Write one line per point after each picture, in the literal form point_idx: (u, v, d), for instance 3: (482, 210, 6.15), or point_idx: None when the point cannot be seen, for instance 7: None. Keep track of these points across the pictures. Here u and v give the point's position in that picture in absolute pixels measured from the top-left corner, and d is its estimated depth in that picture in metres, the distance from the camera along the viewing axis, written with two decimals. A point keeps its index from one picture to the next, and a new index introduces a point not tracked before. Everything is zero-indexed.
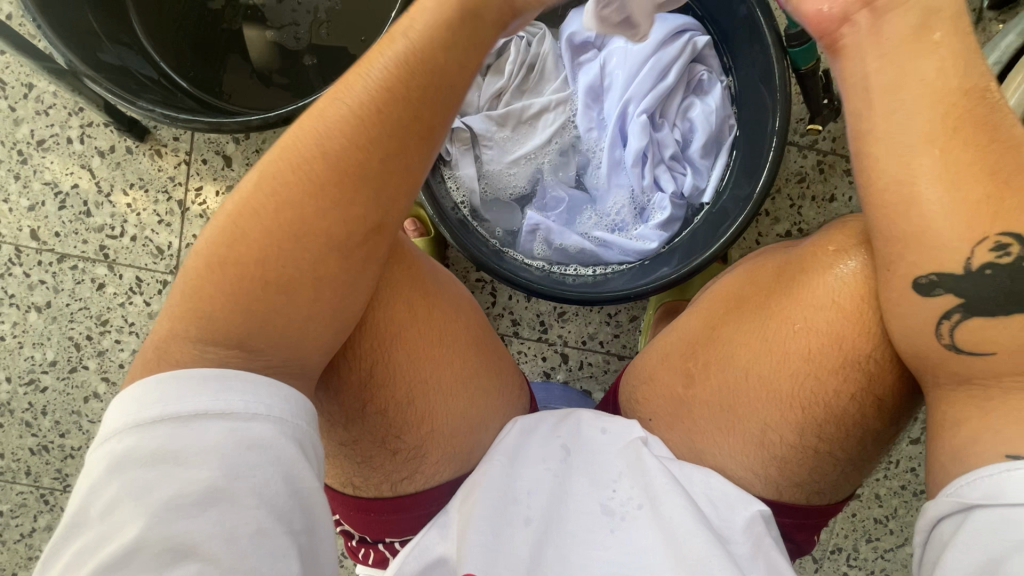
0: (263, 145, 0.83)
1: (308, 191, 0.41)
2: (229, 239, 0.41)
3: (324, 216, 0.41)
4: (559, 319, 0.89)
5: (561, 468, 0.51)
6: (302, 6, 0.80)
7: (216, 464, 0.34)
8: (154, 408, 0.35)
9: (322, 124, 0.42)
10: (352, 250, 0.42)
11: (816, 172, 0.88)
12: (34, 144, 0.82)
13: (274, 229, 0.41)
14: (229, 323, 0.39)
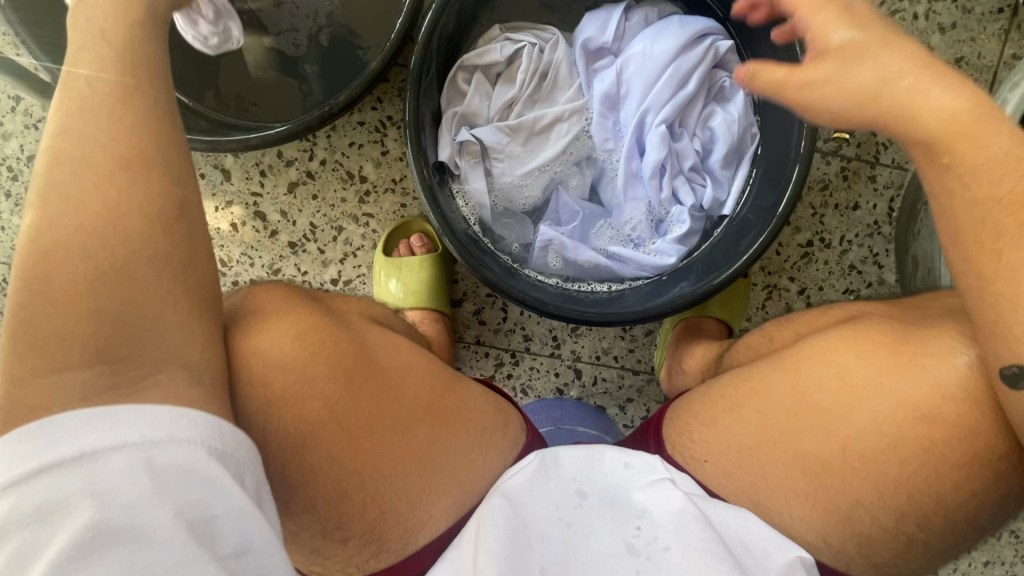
0: (263, 159, 0.80)
1: (118, 211, 0.36)
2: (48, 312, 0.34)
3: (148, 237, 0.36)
4: (573, 334, 0.86)
5: (577, 511, 0.48)
6: (300, 10, 0.76)
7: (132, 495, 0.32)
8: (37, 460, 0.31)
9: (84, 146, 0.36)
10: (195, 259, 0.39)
11: (840, 180, 0.84)
12: (25, 160, 0.78)
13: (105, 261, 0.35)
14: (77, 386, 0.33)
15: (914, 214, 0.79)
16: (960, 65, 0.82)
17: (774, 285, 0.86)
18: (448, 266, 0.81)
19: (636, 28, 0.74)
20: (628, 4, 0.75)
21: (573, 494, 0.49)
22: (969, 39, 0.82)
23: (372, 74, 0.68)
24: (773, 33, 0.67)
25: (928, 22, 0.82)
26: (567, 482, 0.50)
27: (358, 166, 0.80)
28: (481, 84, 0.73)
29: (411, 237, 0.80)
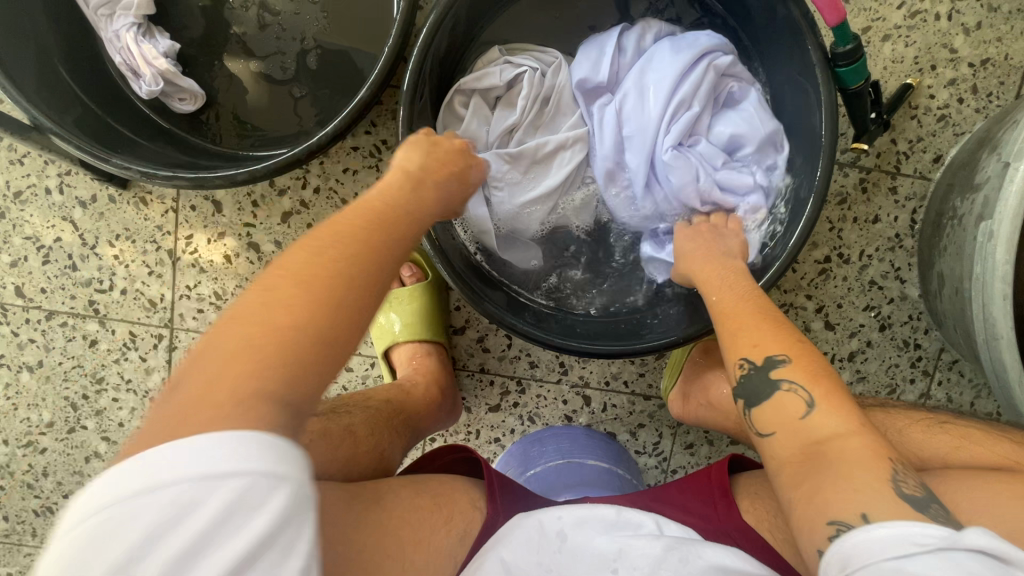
0: (254, 189, 0.77)
1: (308, 317, 0.34)
2: (210, 408, 0.31)
3: (297, 341, 0.33)
4: (580, 359, 0.83)
5: (554, 556, 0.51)
6: (286, 33, 0.72)
7: (198, 523, 0.28)
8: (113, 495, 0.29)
9: (304, 256, 0.37)
10: (308, 360, 0.33)
11: (858, 191, 0.80)
12: (12, 197, 0.76)
13: (219, 363, 0.33)
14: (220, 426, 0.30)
15: (938, 228, 0.75)
16: (985, 68, 0.78)
17: (790, 304, 0.83)
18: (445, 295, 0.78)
19: (630, 61, 0.71)
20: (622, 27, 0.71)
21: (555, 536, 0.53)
22: (996, 39, 0.77)
23: (362, 101, 0.64)
24: (788, 37, 0.63)
25: (951, 23, 0.77)
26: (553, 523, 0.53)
27: (353, 193, 0.77)
28: (479, 112, 0.70)
29: (402, 267, 0.78)
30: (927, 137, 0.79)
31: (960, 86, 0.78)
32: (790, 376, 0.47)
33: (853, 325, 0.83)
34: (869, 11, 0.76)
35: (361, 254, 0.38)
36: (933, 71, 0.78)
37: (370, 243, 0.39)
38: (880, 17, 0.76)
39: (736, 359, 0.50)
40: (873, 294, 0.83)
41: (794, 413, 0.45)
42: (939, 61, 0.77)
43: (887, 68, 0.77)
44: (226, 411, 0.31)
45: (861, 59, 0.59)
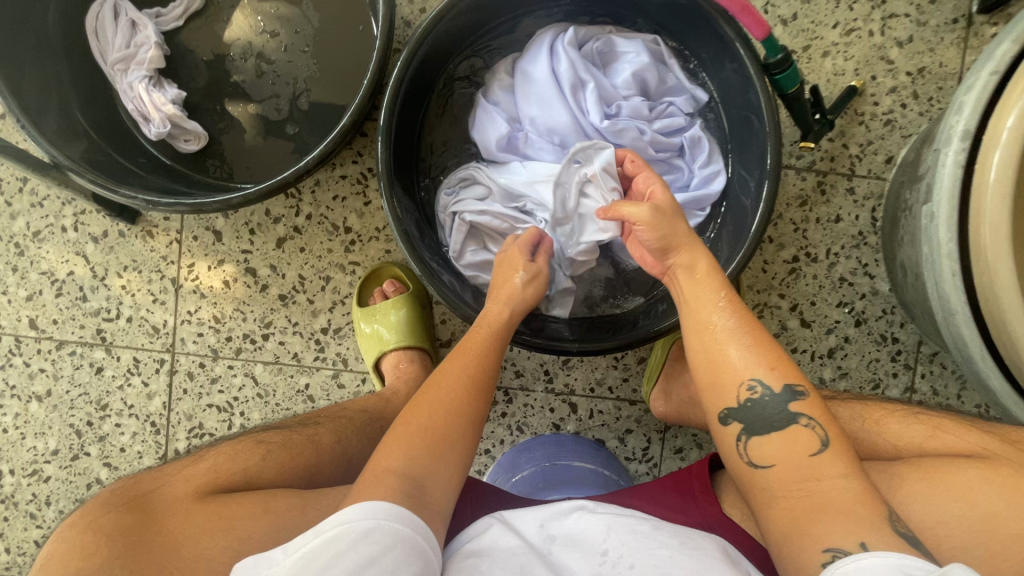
0: (251, 218, 0.83)
1: (432, 438, 0.52)
2: (377, 468, 0.49)
3: (420, 456, 0.50)
4: (564, 367, 0.85)
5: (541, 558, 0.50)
6: (281, 78, 0.80)
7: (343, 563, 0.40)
8: (351, 522, 0.42)
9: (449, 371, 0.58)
10: (422, 481, 0.48)
11: (817, 194, 0.84)
12: (31, 236, 0.83)
13: (397, 453, 0.50)
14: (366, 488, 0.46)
15: (896, 223, 0.79)
16: (922, 76, 0.84)
17: (764, 303, 0.85)
18: (425, 307, 0.82)
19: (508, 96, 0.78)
20: (482, 92, 0.79)
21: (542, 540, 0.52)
22: (929, 50, 0.84)
23: (344, 130, 0.71)
24: (720, 45, 0.69)
25: (885, 38, 0.84)
26: (535, 529, 0.52)
27: (343, 217, 0.83)
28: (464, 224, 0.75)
29: (384, 284, 0.82)
30: (877, 140, 0.84)
31: (901, 93, 0.84)
32: (805, 411, 0.50)
33: (829, 321, 0.86)
34: (807, 31, 0.83)
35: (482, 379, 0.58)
36: (874, 81, 0.84)
37: (489, 364, 0.60)
38: (818, 37, 0.83)
39: (745, 381, 0.52)
40: (845, 291, 0.86)
41: (803, 450, 0.49)
42: (878, 72, 0.84)
43: (830, 81, 0.84)
44: (373, 478, 0.47)
45: (790, 66, 0.66)
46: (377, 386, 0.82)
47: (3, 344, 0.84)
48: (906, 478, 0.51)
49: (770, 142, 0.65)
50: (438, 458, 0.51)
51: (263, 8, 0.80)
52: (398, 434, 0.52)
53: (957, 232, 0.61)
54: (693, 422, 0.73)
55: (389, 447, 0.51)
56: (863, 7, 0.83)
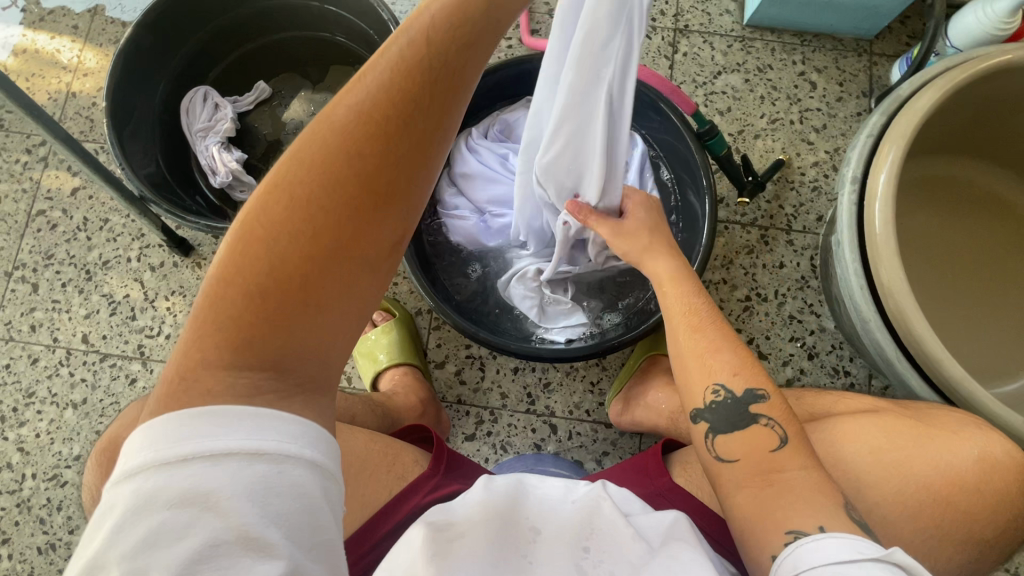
0: None
1: (289, 274, 0.39)
2: (208, 339, 0.38)
3: (273, 305, 0.38)
4: (545, 390, 0.94)
5: (527, 544, 0.54)
6: None
7: (204, 493, 0.33)
8: (183, 447, 0.34)
9: (309, 164, 0.40)
10: (281, 341, 0.38)
11: (761, 244, 0.99)
12: (101, 265, 0.99)
13: (238, 305, 0.38)
14: (191, 367, 0.37)
15: (828, 264, 0.92)
16: (838, 153, 1.03)
17: None
18: (412, 323, 0.96)
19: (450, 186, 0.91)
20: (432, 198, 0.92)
21: (528, 529, 0.55)
22: (841, 134, 1.04)
23: None
24: (654, 114, 0.87)
25: (804, 125, 1.04)
26: (523, 521, 0.56)
27: None
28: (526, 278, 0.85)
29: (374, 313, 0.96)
30: (807, 202, 1.01)
31: (822, 166, 1.03)
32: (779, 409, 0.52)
33: (784, 354, 0.95)
34: (740, 120, 1.05)
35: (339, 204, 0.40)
36: (799, 156, 1.03)
37: (349, 174, 0.40)
38: (749, 124, 1.05)
39: (709, 384, 0.53)
40: (795, 327, 0.96)
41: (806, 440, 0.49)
42: (802, 149, 1.03)
43: (762, 156, 1.03)
44: (205, 351, 0.38)
45: (717, 134, 0.85)
46: (367, 384, 0.94)
47: (55, 355, 0.96)
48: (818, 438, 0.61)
49: (704, 185, 0.81)
50: (292, 316, 0.39)
51: (315, 98, 1.04)
52: (236, 271, 0.38)
53: (858, 255, 0.75)
54: (646, 429, 0.86)
55: (221, 299, 0.38)
56: (783, 103, 1.05)
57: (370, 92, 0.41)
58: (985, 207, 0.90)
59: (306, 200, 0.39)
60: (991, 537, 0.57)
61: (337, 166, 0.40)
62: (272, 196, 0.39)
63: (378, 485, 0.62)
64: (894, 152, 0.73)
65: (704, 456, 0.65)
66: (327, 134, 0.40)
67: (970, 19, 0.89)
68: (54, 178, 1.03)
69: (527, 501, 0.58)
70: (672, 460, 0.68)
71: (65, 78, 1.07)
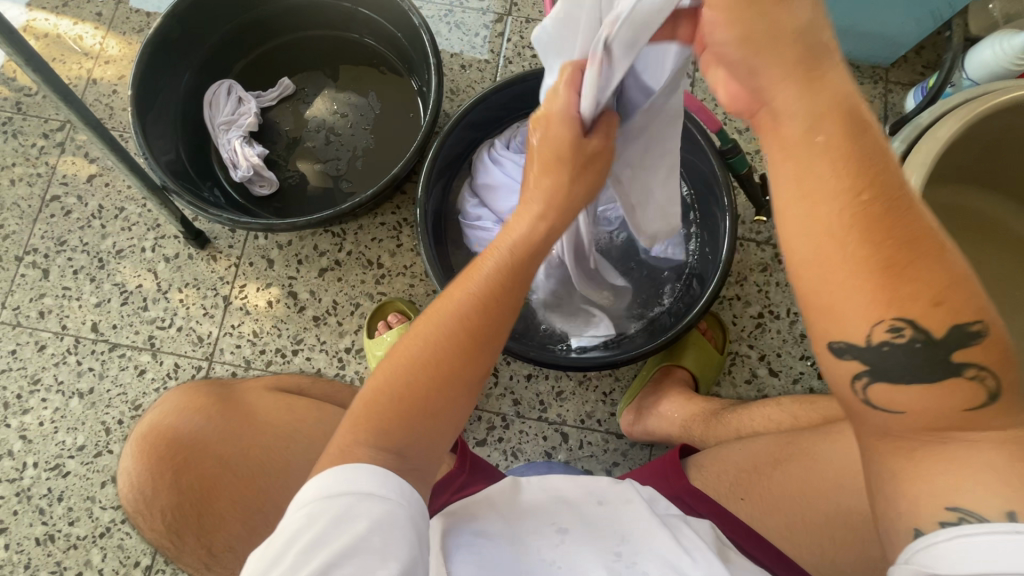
0: (301, 251, 0.99)
1: (423, 389, 0.46)
2: (354, 427, 0.45)
3: (407, 410, 0.45)
4: (558, 398, 0.94)
5: (556, 546, 0.53)
6: (344, 146, 1.02)
7: (347, 527, 0.39)
8: (342, 486, 0.42)
9: (461, 300, 0.48)
10: (404, 440, 0.45)
11: (776, 262, 1.01)
12: (114, 253, 0.98)
13: (383, 404, 0.45)
14: (344, 441, 0.44)
15: None
16: None
17: (735, 353, 0.98)
18: None
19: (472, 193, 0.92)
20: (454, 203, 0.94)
21: (554, 530, 0.55)
22: None
23: (391, 179, 0.89)
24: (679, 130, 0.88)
25: None
26: (547, 522, 0.56)
27: (378, 255, 0.99)
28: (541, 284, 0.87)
29: (389, 316, 0.94)
30: None
31: None
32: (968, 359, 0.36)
33: (795, 372, 0.96)
34: (758, 140, 1.06)
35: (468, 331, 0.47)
36: None
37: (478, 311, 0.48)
38: None
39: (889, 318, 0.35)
40: (806, 346, 0.97)
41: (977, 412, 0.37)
42: None
43: None
44: (354, 431, 0.45)
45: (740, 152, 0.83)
46: None
47: (63, 343, 0.95)
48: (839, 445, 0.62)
49: (726, 203, 0.82)
50: (416, 423, 0.45)
51: (338, 96, 1.04)
52: (389, 378, 0.46)
53: None
54: (659, 438, 0.87)
55: (372, 396, 0.46)
56: None
57: (508, 251, 0.50)
58: (995, 236, 0.92)
59: (441, 332, 0.47)
60: None
61: (470, 305, 0.48)
62: (428, 320, 0.48)
63: None
64: (915, 178, 0.74)
65: (718, 460, 0.67)
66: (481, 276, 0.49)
67: (986, 54, 0.91)
68: (70, 164, 1.02)
69: (549, 501, 0.58)
70: (694, 469, 0.68)
71: (86, 64, 1.07)
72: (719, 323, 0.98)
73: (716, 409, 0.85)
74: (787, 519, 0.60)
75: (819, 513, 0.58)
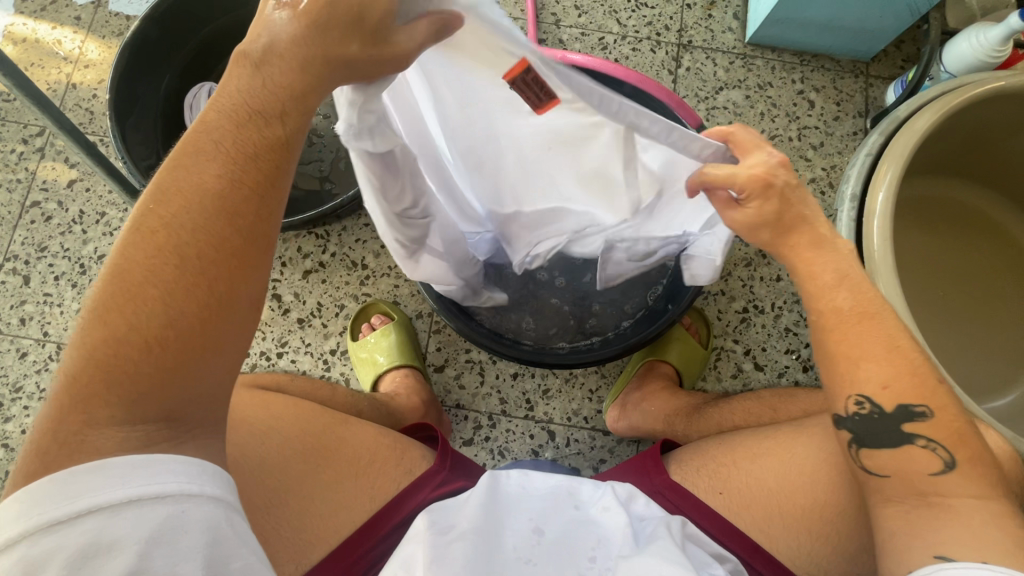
0: (284, 254, 0.98)
1: (168, 327, 0.39)
2: (75, 399, 0.37)
3: (151, 358, 0.38)
4: (544, 396, 0.94)
5: (536, 548, 0.55)
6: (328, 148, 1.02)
7: (110, 545, 0.35)
8: (74, 504, 0.35)
9: (176, 213, 0.40)
10: (159, 390, 0.38)
11: (760, 257, 1.01)
12: (96, 259, 0.98)
13: (105, 360, 0.37)
14: (61, 426, 0.37)
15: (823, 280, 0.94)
16: (834, 171, 1.05)
17: (721, 348, 0.98)
18: (410, 326, 0.96)
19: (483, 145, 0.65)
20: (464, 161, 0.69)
21: (531, 533, 0.56)
22: (837, 153, 1.06)
23: None
24: None
25: (803, 143, 1.07)
26: (525, 525, 0.56)
27: (362, 256, 0.99)
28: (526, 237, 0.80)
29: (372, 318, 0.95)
30: None
31: (819, 183, 1.05)
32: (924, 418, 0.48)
33: (780, 366, 0.97)
34: None
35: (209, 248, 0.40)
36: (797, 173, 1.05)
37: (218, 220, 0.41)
38: None
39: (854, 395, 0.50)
40: (791, 340, 0.98)
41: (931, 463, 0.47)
42: (800, 166, 1.06)
43: None
44: (72, 404, 0.37)
45: None
46: (365, 387, 0.94)
47: (45, 350, 0.94)
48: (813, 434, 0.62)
49: None
50: (171, 370, 0.39)
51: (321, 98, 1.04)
52: (100, 329, 0.38)
53: None
54: (643, 434, 0.87)
55: (87, 357, 0.37)
56: (783, 120, 1.08)
57: (227, 139, 0.42)
58: (973, 227, 0.93)
59: (171, 254, 0.40)
60: None
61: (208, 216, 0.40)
62: (132, 248, 0.39)
63: (386, 479, 0.63)
64: (892, 171, 0.75)
65: (701, 456, 0.66)
66: (187, 182, 0.41)
67: (961, 48, 0.92)
68: (50, 170, 1.01)
69: (529, 503, 0.59)
70: (676, 459, 0.68)
71: (66, 69, 1.06)
72: (703, 319, 0.98)
73: (698, 404, 0.85)
74: (761, 509, 0.60)
75: (796, 504, 0.60)
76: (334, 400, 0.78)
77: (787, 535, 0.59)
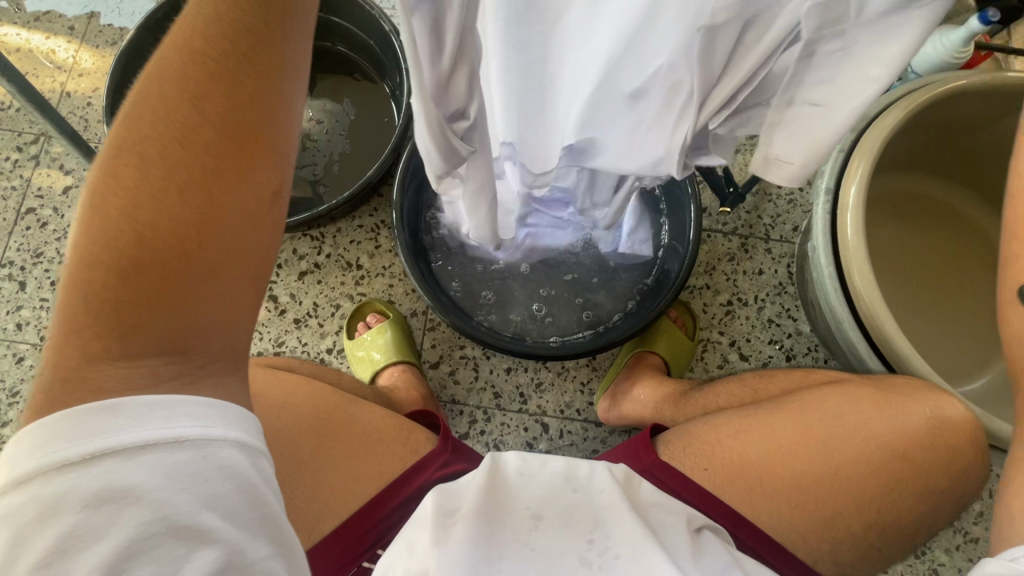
0: (281, 255, 1.00)
1: (174, 255, 0.38)
2: (87, 330, 0.37)
3: (157, 289, 0.38)
4: (537, 389, 0.97)
5: (533, 532, 0.55)
6: (321, 152, 1.04)
7: (130, 484, 0.36)
8: (89, 441, 0.36)
9: (164, 126, 0.38)
10: (175, 322, 0.39)
11: (742, 252, 1.04)
12: None
13: (111, 291, 0.37)
14: (79, 358, 0.37)
15: (803, 273, 0.97)
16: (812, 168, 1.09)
17: (707, 339, 1.02)
18: (404, 324, 0.98)
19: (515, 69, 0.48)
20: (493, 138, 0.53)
21: (529, 518, 0.57)
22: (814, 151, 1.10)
23: (368, 181, 0.91)
24: None
25: None
26: (524, 511, 0.57)
27: (356, 256, 1.01)
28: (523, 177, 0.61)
29: (367, 317, 0.97)
30: (784, 214, 1.06)
31: (798, 180, 1.07)
32: None
33: (764, 356, 1.00)
34: None
35: (197, 167, 0.38)
36: None
37: (203, 136, 0.38)
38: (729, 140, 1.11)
39: None
40: (773, 330, 1.01)
41: None
42: None
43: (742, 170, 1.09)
44: (88, 335, 0.37)
45: None
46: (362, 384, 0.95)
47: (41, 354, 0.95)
48: (794, 416, 0.66)
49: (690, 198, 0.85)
50: (182, 297, 0.39)
51: (313, 103, 1.06)
52: (101, 258, 0.37)
53: (834, 261, 0.81)
54: (633, 422, 0.90)
55: (91, 286, 0.37)
56: None
57: (195, 35, 0.37)
58: (942, 219, 0.98)
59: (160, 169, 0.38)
60: (940, 510, 0.65)
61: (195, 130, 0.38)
62: (125, 167, 0.38)
63: (385, 464, 0.64)
64: (863, 167, 0.79)
65: (688, 435, 0.69)
66: (164, 90, 0.38)
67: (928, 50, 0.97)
68: (45, 176, 1.02)
69: (529, 487, 0.60)
70: (668, 437, 0.70)
71: (59, 78, 1.07)
72: (689, 312, 1.02)
73: (686, 391, 0.88)
74: (746, 484, 0.63)
75: (779, 480, 0.63)
76: (342, 382, 0.81)
77: (772, 509, 0.62)
